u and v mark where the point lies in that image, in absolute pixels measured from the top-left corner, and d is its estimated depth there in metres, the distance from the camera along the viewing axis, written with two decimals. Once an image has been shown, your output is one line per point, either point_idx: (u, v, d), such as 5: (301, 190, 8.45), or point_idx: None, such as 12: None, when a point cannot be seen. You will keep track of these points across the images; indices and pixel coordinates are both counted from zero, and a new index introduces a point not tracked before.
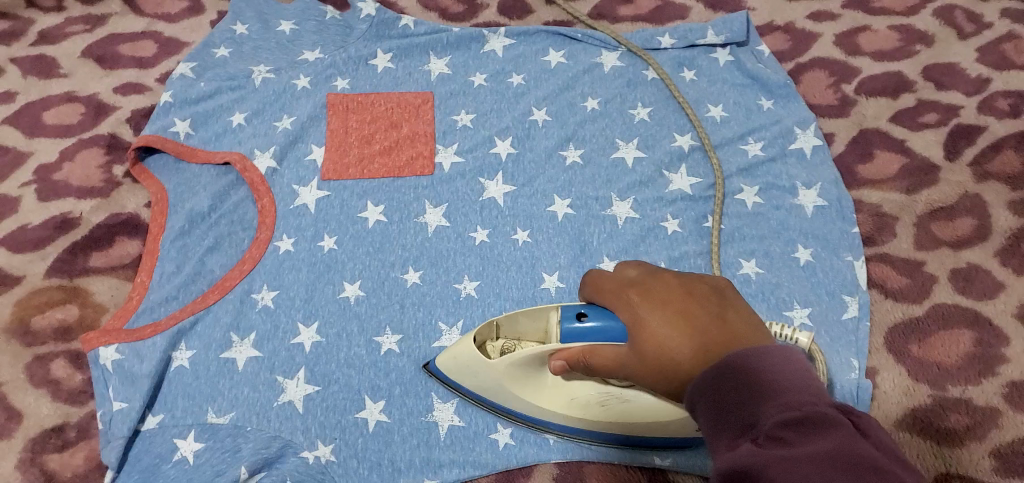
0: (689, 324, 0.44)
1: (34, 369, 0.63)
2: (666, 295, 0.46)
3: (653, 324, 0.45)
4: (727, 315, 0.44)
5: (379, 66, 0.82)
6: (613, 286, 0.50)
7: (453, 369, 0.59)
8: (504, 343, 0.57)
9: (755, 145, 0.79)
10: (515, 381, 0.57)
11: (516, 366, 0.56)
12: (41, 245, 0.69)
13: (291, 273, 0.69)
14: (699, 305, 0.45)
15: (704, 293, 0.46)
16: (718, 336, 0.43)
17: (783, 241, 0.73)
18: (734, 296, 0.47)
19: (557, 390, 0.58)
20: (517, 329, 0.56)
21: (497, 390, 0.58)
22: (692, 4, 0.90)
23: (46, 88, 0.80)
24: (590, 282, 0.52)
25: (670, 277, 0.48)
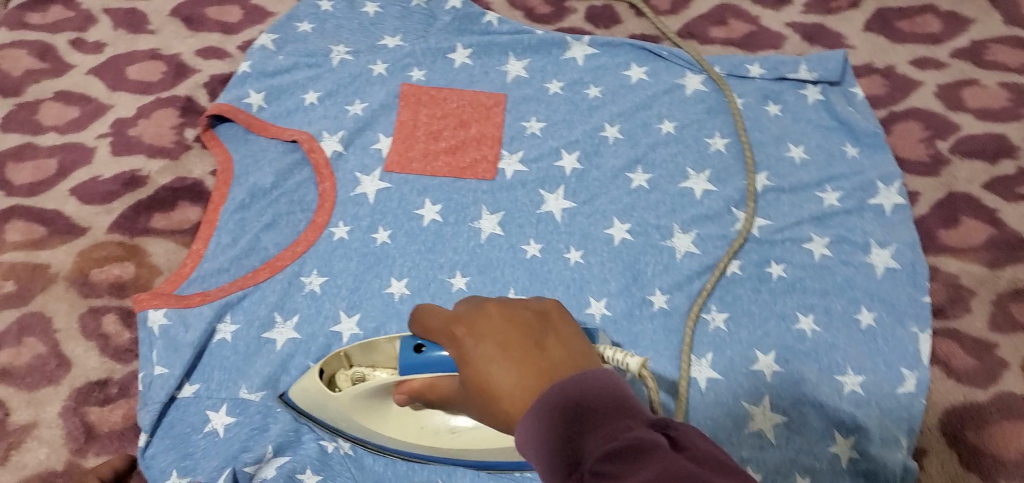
0: (510, 354, 0.40)
1: (87, 320, 0.66)
2: (492, 324, 0.42)
3: (479, 361, 0.41)
4: (548, 340, 0.41)
5: (457, 61, 0.81)
6: (439, 323, 0.46)
7: (310, 398, 0.58)
8: (358, 370, 0.57)
9: (832, 194, 0.75)
10: (371, 413, 0.57)
11: (362, 398, 0.55)
12: (109, 200, 0.71)
13: (341, 262, 0.69)
14: (521, 330, 0.41)
15: (527, 316, 0.43)
16: (544, 364, 0.39)
17: (846, 300, 0.70)
18: (561, 319, 0.44)
19: (403, 419, 0.58)
20: (367, 354, 0.56)
21: (350, 424, 0.58)
22: (788, 34, 0.86)
23: (133, 43, 0.82)
24: (420, 315, 0.48)
25: (491, 304, 0.44)
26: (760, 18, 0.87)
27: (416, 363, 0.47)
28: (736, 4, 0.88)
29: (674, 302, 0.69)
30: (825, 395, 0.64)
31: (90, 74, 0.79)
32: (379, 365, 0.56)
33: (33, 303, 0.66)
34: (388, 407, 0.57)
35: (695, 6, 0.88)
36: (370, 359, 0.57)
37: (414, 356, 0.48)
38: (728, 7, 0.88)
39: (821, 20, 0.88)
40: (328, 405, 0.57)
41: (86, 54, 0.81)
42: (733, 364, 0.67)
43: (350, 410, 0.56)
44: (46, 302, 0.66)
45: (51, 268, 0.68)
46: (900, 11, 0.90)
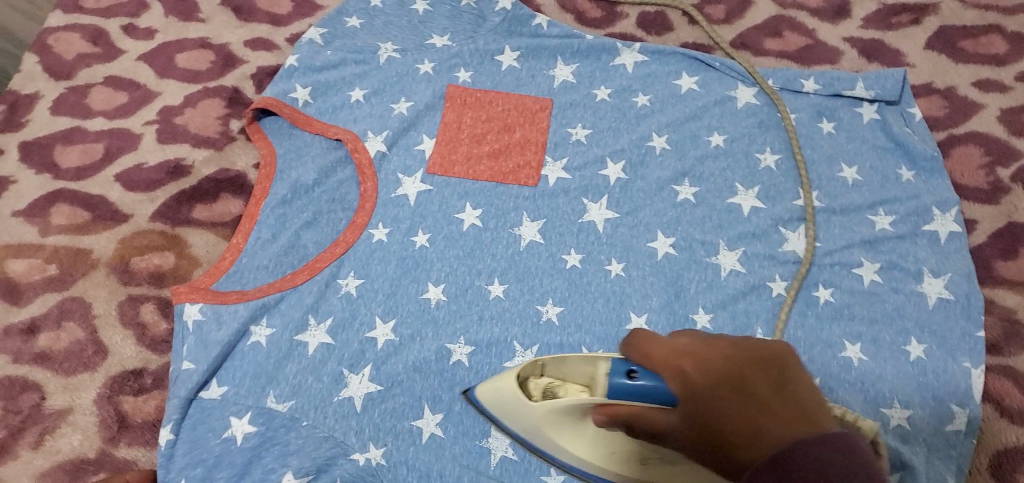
0: (746, 396, 0.41)
1: (125, 307, 0.66)
2: (726, 368, 0.42)
3: (711, 395, 0.41)
4: (789, 391, 0.41)
5: (505, 63, 0.80)
6: (662, 352, 0.44)
7: (494, 400, 0.53)
8: (545, 382, 0.51)
9: (884, 218, 0.73)
10: (551, 428, 0.52)
11: (554, 413, 0.50)
12: (152, 188, 0.72)
13: (379, 264, 0.69)
14: (755, 373, 0.42)
15: (763, 365, 0.42)
16: (789, 414, 0.40)
17: (895, 330, 0.67)
18: (798, 368, 0.43)
19: (599, 445, 0.52)
20: (562, 368, 0.50)
21: (537, 434, 0.53)
22: (845, 49, 0.82)
23: (183, 30, 0.82)
24: (634, 342, 0.45)
25: (718, 343, 0.44)
26: (817, 31, 0.84)
27: (627, 387, 0.44)
28: (791, 15, 0.85)
29: (717, 322, 0.67)
30: None
31: (140, 60, 0.80)
32: (571, 380, 0.50)
33: (73, 288, 0.66)
34: (586, 430, 0.52)
35: (750, 15, 0.85)
36: (564, 372, 0.50)
37: (626, 380, 0.44)
38: (784, 17, 0.85)
39: (880, 35, 0.83)
40: (519, 414, 0.52)
41: (136, 39, 0.81)
42: None
43: (528, 422, 0.52)
44: (86, 288, 0.66)
45: (92, 253, 0.68)
46: (965, 29, 0.84)
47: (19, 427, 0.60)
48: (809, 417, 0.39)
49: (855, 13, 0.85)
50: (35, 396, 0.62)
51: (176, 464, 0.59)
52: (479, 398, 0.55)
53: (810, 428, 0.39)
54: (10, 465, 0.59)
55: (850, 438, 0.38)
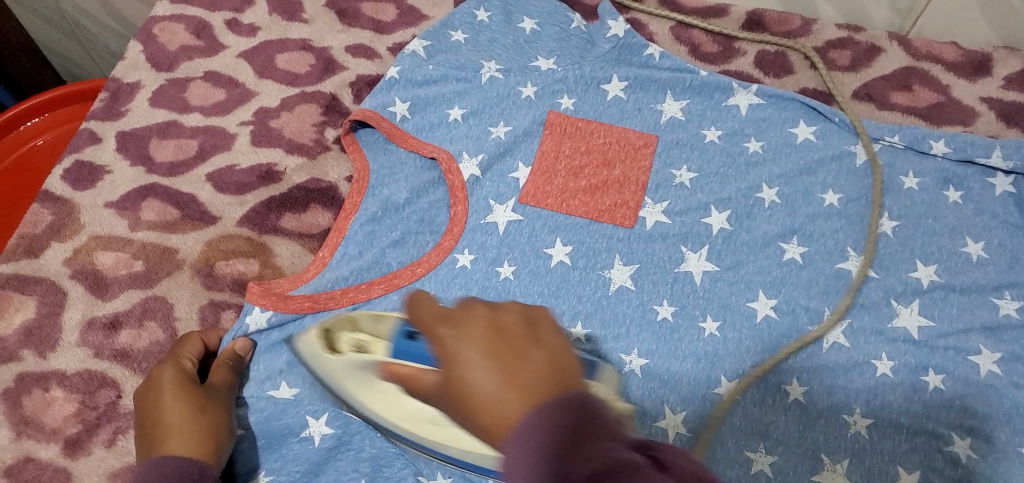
0: (494, 357, 0.37)
1: (206, 312, 0.65)
2: (481, 330, 0.38)
3: (463, 362, 0.37)
4: (535, 348, 0.38)
5: (610, 93, 0.76)
6: (427, 315, 0.40)
7: (310, 352, 0.59)
8: (354, 336, 0.57)
9: (1011, 302, 0.66)
10: (343, 376, 0.56)
11: (352, 366, 0.55)
12: (243, 191, 0.71)
13: (460, 291, 0.66)
14: (509, 337, 0.38)
15: (516, 324, 0.39)
16: (537, 384, 0.35)
17: (1013, 428, 0.61)
18: (548, 328, 0.40)
19: (386, 397, 0.55)
20: (373, 327, 0.56)
21: (339, 388, 0.57)
22: (982, 110, 0.75)
23: (286, 30, 0.82)
24: (411, 303, 0.43)
25: (479, 304, 0.40)
26: (951, 87, 0.77)
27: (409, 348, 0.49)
28: (924, 67, 0.78)
29: (813, 396, 0.63)
30: None
31: (242, 58, 0.80)
32: (378, 334, 0.55)
33: (157, 287, 0.66)
34: (373, 379, 0.55)
35: (877, 64, 0.79)
36: (376, 329, 0.56)
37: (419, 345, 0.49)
38: (915, 69, 0.78)
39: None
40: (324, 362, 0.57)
41: (240, 36, 0.81)
42: (871, 479, 0.60)
43: (337, 371, 0.56)
44: (170, 288, 0.66)
45: (178, 253, 0.68)
46: None
47: (94, 424, 0.60)
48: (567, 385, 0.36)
49: (997, 71, 0.77)
50: (112, 393, 0.61)
51: (249, 453, 0.59)
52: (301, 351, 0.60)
53: (543, 393, 0.35)
54: (83, 461, 0.58)
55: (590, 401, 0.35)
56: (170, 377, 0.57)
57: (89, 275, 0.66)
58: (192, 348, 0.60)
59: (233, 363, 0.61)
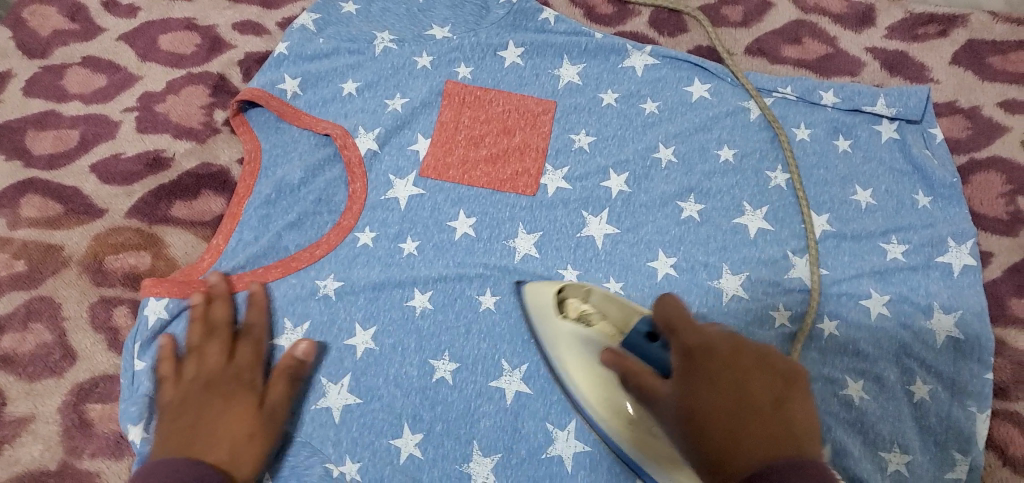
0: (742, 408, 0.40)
1: (97, 310, 0.63)
2: (728, 366, 0.42)
3: (705, 397, 0.41)
4: (791, 406, 0.40)
5: (507, 60, 0.75)
6: (677, 319, 0.46)
7: (537, 303, 0.58)
8: (581, 305, 0.55)
9: (897, 246, 0.68)
10: (574, 364, 0.56)
11: (575, 337, 0.54)
12: (129, 181, 0.68)
13: (362, 269, 0.65)
14: (751, 376, 0.41)
15: (772, 374, 0.42)
16: (773, 428, 0.39)
17: (901, 368, 0.63)
18: (805, 395, 0.42)
19: (586, 376, 0.55)
20: (607, 306, 0.54)
21: (550, 348, 0.58)
22: (867, 60, 0.77)
23: (167, 9, 0.78)
24: (660, 304, 0.47)
25: (742, 339, 0.44)
26: (838, 39, 0.79)
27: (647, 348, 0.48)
28: (813, 20, 0.80)
29: None
30: (866, 473, 0.59)
31: (121, 40, 0.76)
32: (609, 318, 0.54)
33: (42, 287, 0.63)
34: (591, 366, 0.55)
35: (769, 19, 0.80)
36: (604, 306, 0.54)
37: (641, 341, 0.49)
38: (805, 22, 0.80)
39: (905, 47, 0.78)
40: (549, 323, 0.56)
41: (118, 17, 0.77)
42: None
43: (565, 352, 0.56)
44: (56, 287, 0.63)
45: (63, 250, 0.65)
46: (995, 45, 0.77)
47: None
48: (801, 437, 0.39)
49: (881, 21, 0.79)
50: None
51: None
52: (528, 296, 0.60)
53: (782, 437, 0.39)
54: None
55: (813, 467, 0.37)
56: (241, 393, 0.56)
57: None
58: (264, 345, 0.60)
59: (297, 371, 0.59)
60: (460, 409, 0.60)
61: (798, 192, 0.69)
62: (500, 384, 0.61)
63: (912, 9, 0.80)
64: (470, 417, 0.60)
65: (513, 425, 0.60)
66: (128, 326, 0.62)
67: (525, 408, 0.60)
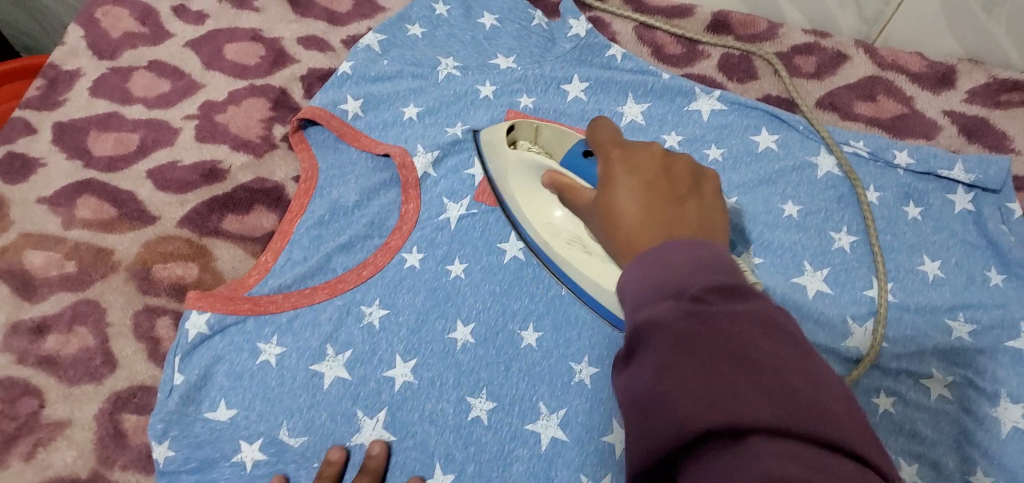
0: (650, 199, 0.40)
1: (141, 319, 0.62)
2: (642, 167, 0.42)
3: (622, 199, 0.41)
4: (692, 202, 0.40)
5: (571, 94, 0.74)
6: (607, 138, 0.45)
7: (489, 143, 0.63)
8: (530, 145, 0.61)
9: (963, 325, 0.65)
10: (527, 197, 0.62)
11: (522, 164, 0.60)
12: (184, 190, 0.68)
13: (406, 296, 0.64)
14: (670, 182, 0.41)
15: (678, 176, 0.41)
16: (689, 223, 0.38)
17: (960, 456, 0.59)
18: (712, 191, 0.43)
19: (542, 211, 0.61)
20: (553, 140, 0.60)
21: (507, 192, 0.63)
22: (944, 124, 0.75)
23: (235, 19, 0.78)
24: (591, 126, 0.47)
25: (655, 148, 0.43)
26: (914, 98, 0.76)
27: (581, 166, 0.54)
28: (888, 77, 0.77)
29: None
30: None
31: (187, 47, 0.76)
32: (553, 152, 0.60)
33: (90, 289, 0.63)
34: (540, 191, 0.61)
35: (843, 73, 0.77)
36: (550, 145, 0.61)
37: (580, 160, 0.55)
38: (880, 79, 0.77)
39: (985, 113, 0.75)
40: (500, 158, 0.62)
41: (186, 23, 0.78)
42: None
43: (514, 185, 0.62)
44: (103, 292, 0.63)
45: (114, 254, 0.64)
46: None
47: (13, 436, 0.57)
48: (711, 228, 0.39)
49: (960, 84, 0.76)
50: (34, 403, 0.58)
51: None
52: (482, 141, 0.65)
53: (682, 228, 0.38)
54: None
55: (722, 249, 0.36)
56: None
57: (17, 275, 0.63)
58: None
59: None
60: (494, 452, 0.58)
61: (874, 245, 0.66)
62: (535, 428, 0.59)
63: (997, 74, 0.76)
64: (503, 461, 0.58)
65: (546, 473, 0.58)
66: (171, 336, 0.62)
67: (559, 457, 0.58)
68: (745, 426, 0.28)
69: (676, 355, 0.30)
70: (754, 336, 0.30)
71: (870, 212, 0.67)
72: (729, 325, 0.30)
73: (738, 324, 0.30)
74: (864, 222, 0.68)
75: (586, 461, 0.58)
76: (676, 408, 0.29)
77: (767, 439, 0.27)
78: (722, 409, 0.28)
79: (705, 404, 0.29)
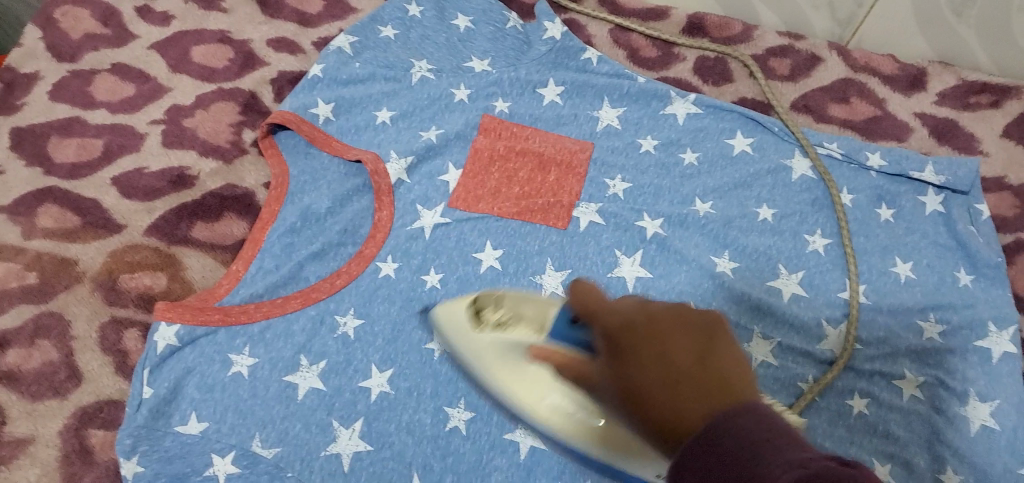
0: (669, 376, 0.32)
1: (108, 331, 0.60)
2: (647, 335, 0.34)
3: (635, 371, 0.34)
4: (710, 359, 0.33)
5: (546, 98, 0.74)
6: (599, 309, 0.40)
7: (448, 317, 0.56)
8: (496, 315, 0.53)
9: (934, 325, 0.65)
10: (513, 381, 0.54)
11: (499, 347, 0.53)
12: (151, 197, 0.66)
13: (382, 305, 0.63)
14: (673, 335, 0.34)
15: (685, 328, 0.34)
16: (711, 393, 0.31)
17: (931, 455, 0.60)
18: (729, 344, 0.34)
19: (535, 381, 0.53)
20: (519, 305, 0.52)
21: (481, 364, 0.55)
22: (916, 126, 0.75)
23: (203, 21, 0.77)
24: (575, 290, 0.44)
25: (654, 304, 0.36)
26: (887, 101, 0.76)
27: (568, 335, 0.44)
28: (861, 79, 0.77)
29: None
30: None
31: (153, 49, 0.74)
32: (525, 318, 0.51)
33: (53, 302, 0.61)
34: (524, 365, 0.53)
35: (817, 74, 0.78)
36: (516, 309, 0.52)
37: (566, 329, 0.45)
38: (854, 81, 0.77)
39: (955, 115, 0.76)
40: (466, 340, 0.54)
41: (152, 25, 0.76)
42: None
43: (489, 359, 0.54)
44: (67, 303, 0.61)
45: (78, 265, 0.63)
46: None
47: None
48: (726, 379, 0.32)
49: (932, 85, 0.77)
50: None
51: None
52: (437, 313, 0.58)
53: (722, 395, 0.31)
54: None
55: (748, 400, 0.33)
56: None
57: None
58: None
59: None
60: (472, 461, 0.58)
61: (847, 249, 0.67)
62: (514, 437, 0.59)
63: (965, 76, 0.77)
64: (481, 471, 0.58)
65: None
66: (139, 348, 0.60)
67: (538, 465, 0.58)
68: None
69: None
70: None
71: (843, 219, 0.69)
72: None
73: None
74: (838, 226, 0.69)
75: (564, 469, 0.58)
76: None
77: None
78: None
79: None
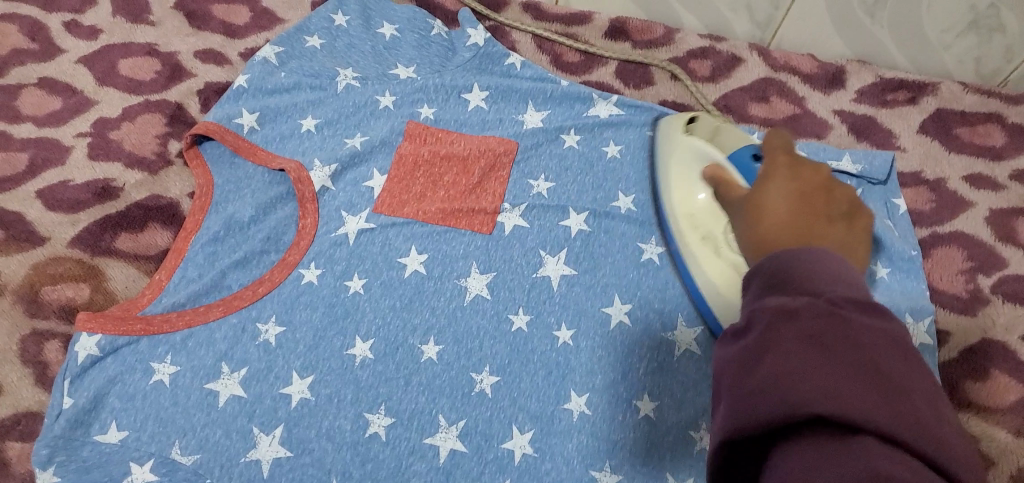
0: (800, 212, 0.37)
1: (28, 344, 0.61)
2: (804, 184, 0.38)
3: (770, 213, 0.37)
4: (837, 229, 0.37)
5: (471, 103, 0.75)
6: (779, 143, 0.40)
7: (667, 129, 0.73)
8: (700, 131, 0.70)
9: None
10: (679, 178, 0.69)
11: (693, 157, 0.69)
12: (75, 209, 0.67)
13: (304, 311, 0.64)
14: (820, 205, 0.37)
15: (834, 202, 0.37)
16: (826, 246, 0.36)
17: None
18: (862, 229, 0.38)
19: (688, 181, 0.68)
20: (722, 134, 0.68)
21: (665, 180, 0.70)
22: (835, 123, 0.77)
23: (131, 34, 0.79)
24: (754, 135, 0.46)
25: (825, 167, 0.39)
26: (807, 99, 0.78)
27: (746, 166, 0.61)
28: (782, 79, 0.79)
29: (662, 411, 0.61)
30: None
31: (81, 63, 0.76)
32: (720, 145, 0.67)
33: None
34: (695, 180, 0.68)
35: (738, 75, 0.79)
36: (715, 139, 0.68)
37: (748, 161, 0.61)
38: (774, 81, 0.79)
39: (873, 112, 0.78)
40: (672, 141, 0.71)
41: (79, 39, 0.78)
42: None
43: (677, 165, 0.70)
44: None
45: None
46: (963, 116, 0.77)
47: None
48: (845, 252, 0.36)
49: (850, 84, 0.79)
50: None
51: None
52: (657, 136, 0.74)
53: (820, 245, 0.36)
54: None
55: (842, 262, 0.34)
56: None
57: None
58: None
59: None
60: (392, 466, 0.58)
61: None
62: (434, 441, 0.59)
63: (883, 74, 0.79)
64: (399, 476, 0.57)
65: None
66: (59, 360, 0.60)
67: (457, 468, 0.58)
68: (863, 425, 0.28)
69: (799, 347, 0.30)
70: (891, 357, 0.30)
71: None
72: (872, 338, 0.30)
73: (877, 339, 0.30)
74: None
75: (483, 469, 0.58)
76: (793, 395, 0.29)
77: (881, 444, 0.27)
78: (838, 403, 0.28)
79: (822, 397, 0.28)
